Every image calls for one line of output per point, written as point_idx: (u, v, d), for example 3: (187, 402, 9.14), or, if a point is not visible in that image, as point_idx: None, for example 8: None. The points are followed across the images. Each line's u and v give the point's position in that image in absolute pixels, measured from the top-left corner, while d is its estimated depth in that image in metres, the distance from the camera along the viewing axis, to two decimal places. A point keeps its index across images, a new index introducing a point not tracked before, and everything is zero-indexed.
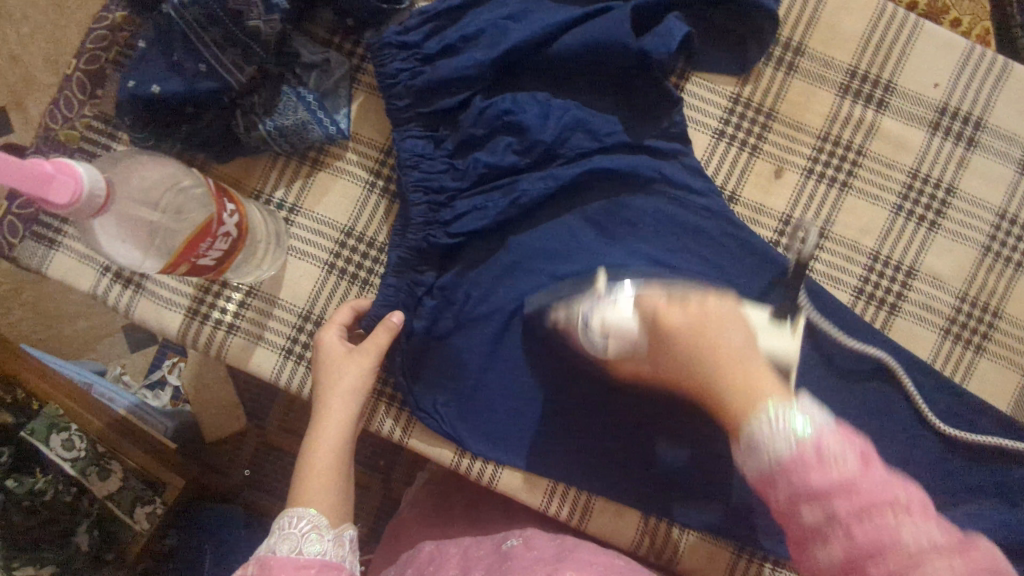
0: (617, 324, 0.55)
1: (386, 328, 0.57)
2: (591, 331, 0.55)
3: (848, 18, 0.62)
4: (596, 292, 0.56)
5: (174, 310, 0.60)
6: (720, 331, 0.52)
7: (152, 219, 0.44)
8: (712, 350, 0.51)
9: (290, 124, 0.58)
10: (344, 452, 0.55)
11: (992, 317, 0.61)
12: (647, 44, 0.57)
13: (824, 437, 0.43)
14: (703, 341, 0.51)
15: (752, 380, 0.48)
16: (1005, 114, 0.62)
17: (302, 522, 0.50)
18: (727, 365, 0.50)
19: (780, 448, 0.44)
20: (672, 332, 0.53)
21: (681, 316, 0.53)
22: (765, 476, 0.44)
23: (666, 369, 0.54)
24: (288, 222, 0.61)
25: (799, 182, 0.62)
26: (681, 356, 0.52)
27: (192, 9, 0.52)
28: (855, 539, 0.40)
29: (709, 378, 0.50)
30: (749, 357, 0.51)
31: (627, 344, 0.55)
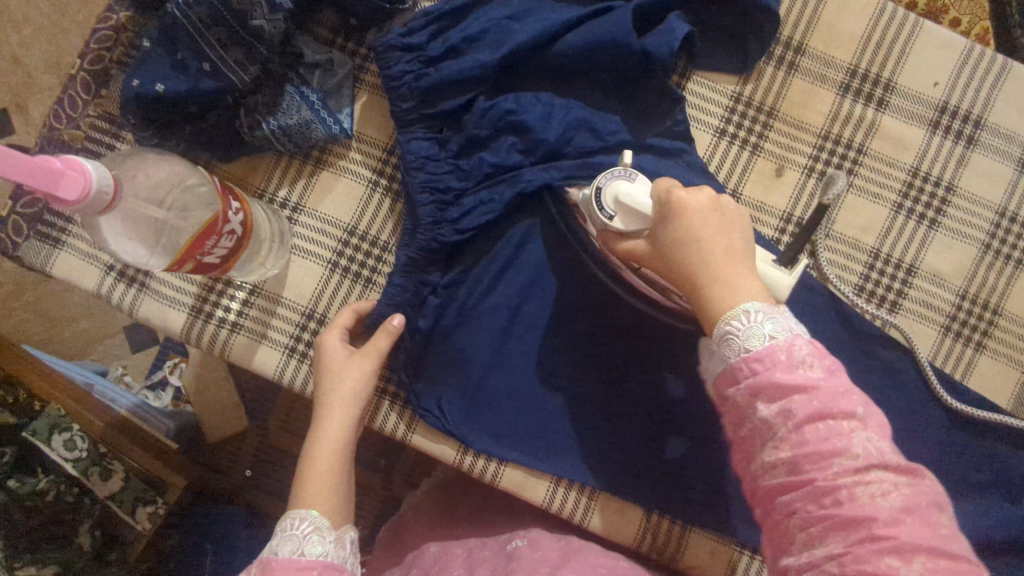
0: (632, 200, 0.49)
1: (386, 332, 0.57)
2: (603, 200, 0.50)
3: (848, 17, 0.63)
4: (622, 169, 0.51)
5: (177, 308, 0.60)
6: (726, 224, 0.46)
7: (160, 217, 0.45)
8: (709, 244, 0.45)
9: (293, 123, 0.58)
10: (345, 455, 0.55)
11: (992, 314, 0.62)
12: (649, 44, 0.58)
13: (797, 342, 0.41)
14: (706, 232, 0.45)
15: (736, 274, 0.44)
16: (1004, 113, 0.62)
17: (304, 524, 0.50)
18: (721, 262, 0.44)
19: (752, 344, 0.41)
20: (675, 216, 0.46)
21: (691, 195, 0.46)
22: (730, 371, 0.41)
23: (657, 251, 0.48)
24: (291, 221, 0.61)
25: (800, 180, 0.62)
26: (684, 249, 0.45)
27: (197, 9, 0.52)
28: (809, 446, 0.38)
29: (703, 273, 0.44)
30: (745, 255, 0.45)
31: (637, 221, 0.49)
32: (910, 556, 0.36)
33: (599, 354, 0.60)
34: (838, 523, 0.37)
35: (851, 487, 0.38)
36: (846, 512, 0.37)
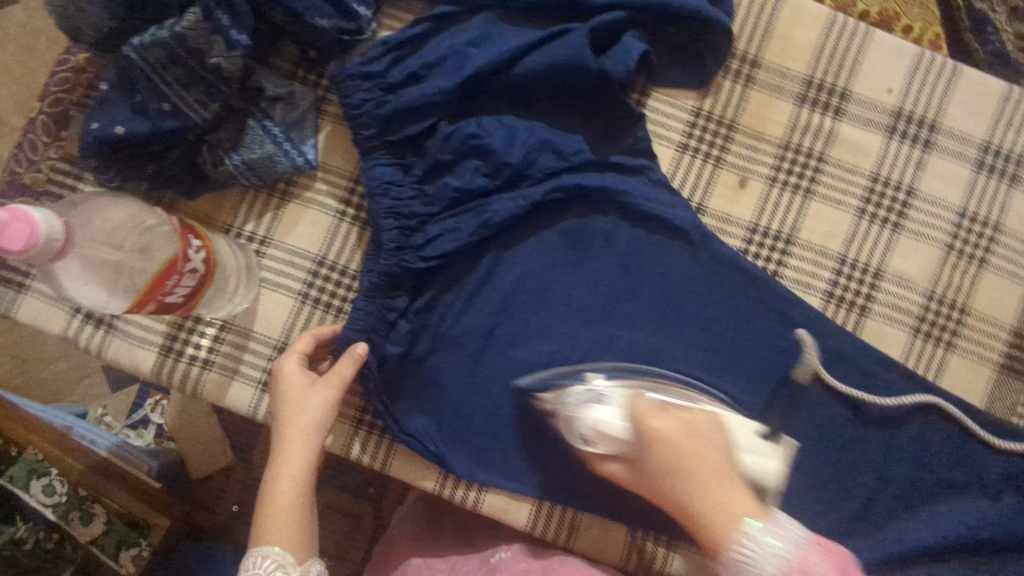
0: (605, 426, 0.53)
1: (349, 359, 0.56)
2: (580, 426, 0.54)
3: (802, 30, 0.64)
4: (590, 388, 0.56)
5: (147, 348, 0.60)
6: (706, 440, 0.50)
7: (118, 260, 0.44)
8: (695, 466, 0.48)
9: (257, 157, 0.58)
10: (306, 486, 0.54)
11: (960, 313, 0.62)
12: (606, 64, 0.59)
13: (808, 552, 0.44)
14: (687, 453, 0.48)
15: (726, 494, 0.46)
16: (957, 116, 0.64)
17: (267, 562, 0.51)
18: (711, 487, 0.47)
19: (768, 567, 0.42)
20: (660, 447, 0.49)
21: (667, 422, 0.50)
22: None
23: (641, 478, 0.51)
24: (259, 254, 0.61)
25: (764, 190, 0.63)
26: (669, 471, 0.48)
27: (153, 51, 0.52)
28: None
29: (699, 498, 0.46)
30: (730, 476, 0.48)
31: (614, 445, 0.53)
32: None
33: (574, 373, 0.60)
34: None
35: None
36: None
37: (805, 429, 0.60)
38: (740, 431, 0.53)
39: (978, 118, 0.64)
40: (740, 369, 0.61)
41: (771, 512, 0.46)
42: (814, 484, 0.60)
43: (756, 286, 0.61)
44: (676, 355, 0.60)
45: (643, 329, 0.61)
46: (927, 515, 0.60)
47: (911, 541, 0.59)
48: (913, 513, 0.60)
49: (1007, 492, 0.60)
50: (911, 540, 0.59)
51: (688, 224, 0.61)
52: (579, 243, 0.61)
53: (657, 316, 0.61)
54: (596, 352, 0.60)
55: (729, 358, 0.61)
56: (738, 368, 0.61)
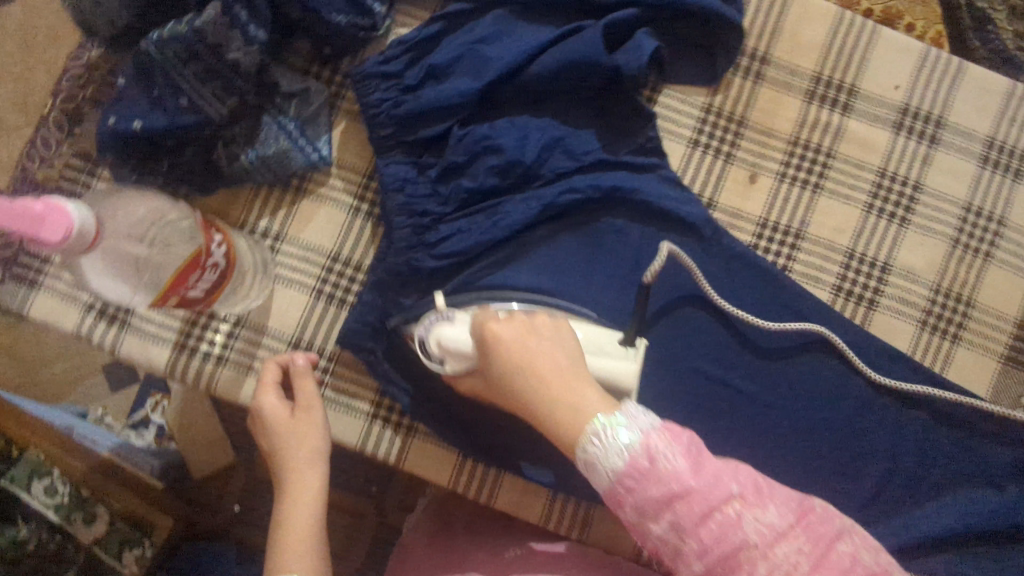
0: (451, 343, 0.52)
1: (301, 374, 0.58)
2: (429, 348, 0.54)
3: (810, 28, 0.65)
4: (438, 310, 0.55)
5: (161, 345, 0.60)
6: (541, 340, 0.49)
7: (146, 256, 0.44)
8: (534, 363, 0.47)
9: (272, 153, 0.58)
10: (314, 517, 0.54)
11: (965, 306, 0.63)
12: (619, 60, 0.59)
13: (652, 437, 0.42)
14: (529, 356, 0.48)
15: (571, 390, 0.46)
16: (962, 112, 0.65)
17: None
18: (552, 381, 0.46)
19: (613, 463, 0.42)
20: (499, 350, 0.48)
21: (505, 325, 0.50)
22: (609, 493, 0.42)
23: (491, 385, 0.51)
24: (273, 250, 0.61)
25: (773, 185, 0.64)
26: (520, 374, 0.47)
27: (172, 45, 0.51)
28: (707, 550, 0.40)
29: (556, 407, 0.45)
30: (572, 367, 0.48)
31: (462, 361, 0.53)
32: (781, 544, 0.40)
33: None
34: (727, 555, 0.40)
35: (740, 520, 0.40)
36: (736, 543, 0.40)
37: (814, 423, 0.61)
38: (592, 335, 0.56)
39: (982, 114, 0.65)
40: (749, 364, 0.61)
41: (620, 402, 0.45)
42: (821, 477, 0.61)
43: (768, 280, 0.62)
44: (685, 350, 0.62)
45: (652, 321, 0.61)
46: (934, 505, 0.61)
47: (922, 531, 0.60)
48: (922, 503, 0.61)
49: (1013, 482, 0.61)
50: (922, 529, 0.60)
51: (700, 220, 0.61)
52: (590, 238, 0.61)
53: (670, 311, 0.61)
54: None
55: (740, 351, 0.62)
56: (746, 360, 0.62)
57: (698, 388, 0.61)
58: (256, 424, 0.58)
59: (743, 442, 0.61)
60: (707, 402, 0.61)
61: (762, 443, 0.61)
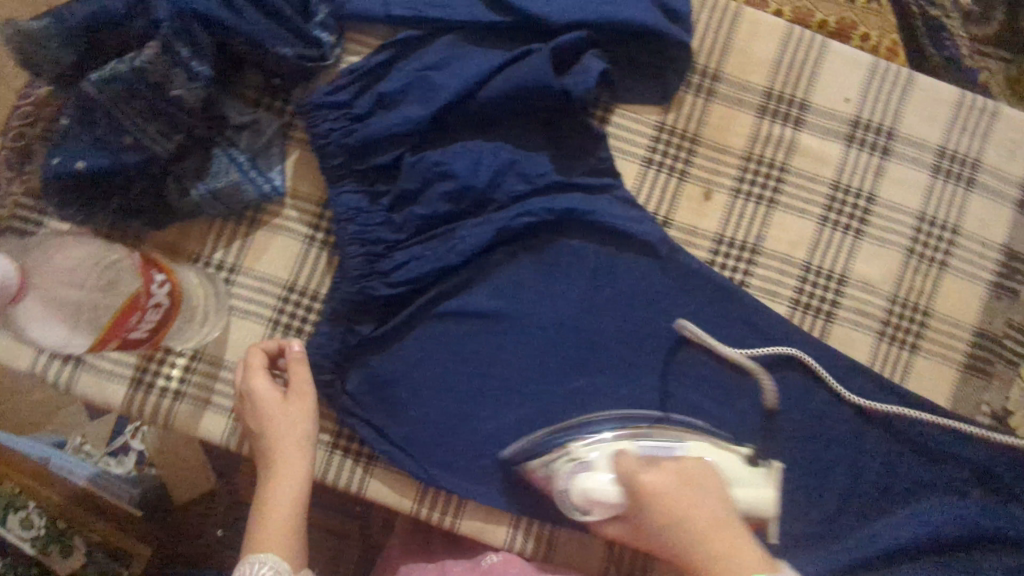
0: (596, 492, 0.53)
1: (296, 362, 0.57)
2: (574, 498, 0.55)
3: (760, 44, 0.65)
4: (574, 457, 0.56)
5: (117, 381, 0.59)
6: (695, 491, 0.49)
7: (80, 299, 0.44)
8: (691, 517, 0.47)
9: (223, 186, 0.58)
10: (297, 501, 0.54)
11: (922, 316, 0.64)
12: (568, 82, 0.59)
13: None
14: (684, 509, 0.48)
15: (733, 546, 0.45)
16: (913, 123, 0.65)
17: (264, 569, 0.49)
18: (707, 534, 0.46)
19: None
20: (654, 502, 0.49)
21: (657, 475, 0.50)
22: None
23: (645, 536, 0.51)
24: (228, 282, 0.61)
25: (728, 202, 0.64)
26: (668, 526, 0.48)
27: (114, 84, 0.52)
28: None
29: (711, 556, 0.45)
30: (727, 520, 0.48)
31: (608, 509, 0.53)
32: None
33: (547, 392, 0.61)
34: None
35: None
36: None
37: (775, 437, 0.61)
38: (723, 462, 0.55)
39: (932, 124, 0.65)
40: (710, 381, 0.61)
41: (780, 568, 0.44)
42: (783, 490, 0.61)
43: (725, 296, 0.62)
44: (645, 368, 0.61)
45: (611, 342, 0.61)
46: (898, 516, 0.61)
47: (884, 541, 0.60)
48: (886, 514, 0.61)
49: (975, 489, 0.61)
50: (884, 540, 0.60)
51: (655, 238, 0.62)
52: (547, 260, 0.61)
53: (629, 331, 0.61)
54: (565, 364, 0.61)
55: (701, 368, 0.62)
56: (707, 378, 0.61)
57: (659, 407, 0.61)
58: (241, 403, 0.57)
59: None
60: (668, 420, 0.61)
61: None
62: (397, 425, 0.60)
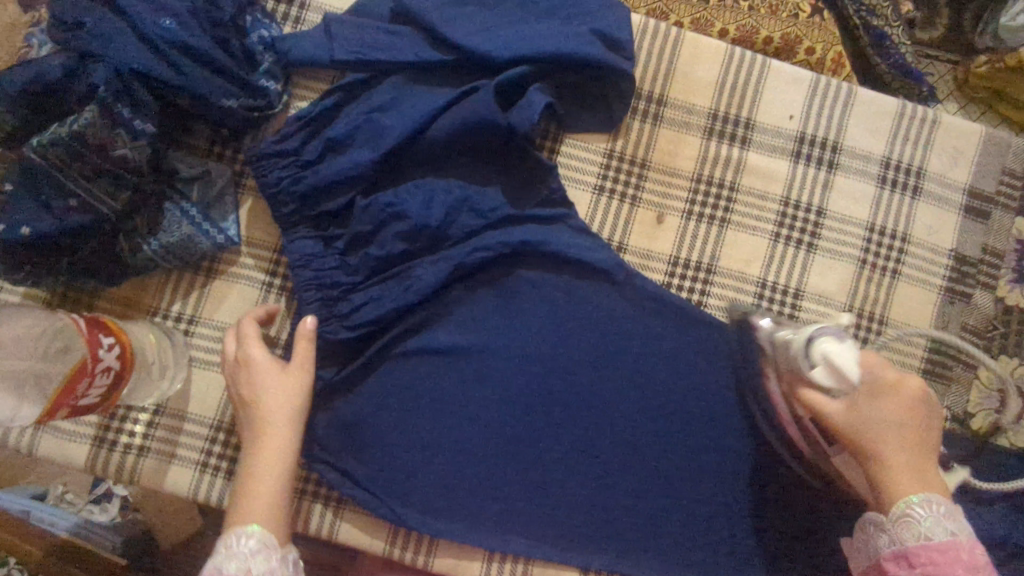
0: (844, 364, 0.52)
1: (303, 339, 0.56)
2: (816, 360, 0.53)
3: (703, 68, 0.67)
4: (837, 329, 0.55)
5: (80, 441, 0.59)
6: (930, 417, 0.54)
7: (29, 365, 0.45)
8: (900, 431, 0.52)
9: (175, 240, 0.58)
10: (286, 476, 0.53)
11: (878, 324, 0.65)
12: (513, 118, 0.60)
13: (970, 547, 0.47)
14: (908, 422, 0.53)
15: (928, 472, 0.51)
16: (857, 135, 0.67)
17: (249, 540, 0.49)
18: (918, 451, 0.52)
19: (934, 534, 0.48)
20: (889, 397, 0.53)
21: (900, 379, 0.54)
22: (903, 549, 0.49)
23: (857, 421, 0.53)
24: (187, 334, 0.61)
25: (681, 224, 0.65)
26: (905, 430, 0.52)
27: (53, 149, 0.52)
28: None
29: (905, 467, 0.51)
30: (923, 449, 0.52)
31: (841, 381, 0.53)
32: None
33: (511, 424, 0.61)
34: None
35: None
36: None
37: (741, 454, 0.62)
38: None
39: (877, 135, 0.67)
40: (674, 403, 0.62)
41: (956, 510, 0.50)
42: (752, 507, 0.62)
43: (684, 318, 0.62)
44: (608, 395, 0.62)
45: (574, 369, 0.62)
46: None
47: None
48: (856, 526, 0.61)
49: None
50: None
51: (610, 264, 0.62)
52: (504, 293, 0.62)
53: (590, 358, 0.62)
54: (529, 396, 0.61)
55: (664, 390, 0.62)
56: (671, 400, 0.62)
57: (623, 433, 0.62)
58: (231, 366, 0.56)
59: (673, 481, 0.62)
60: (634, 444, 0.62)
61: (692, 480, 0.62)
62: (364, 468, 0.60)
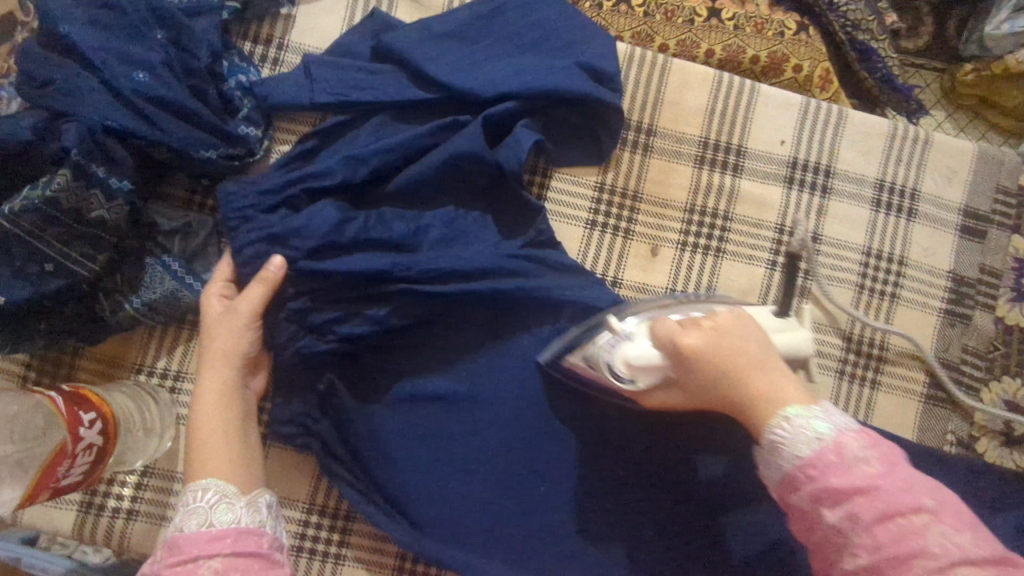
0: (642, 359, 0.45)
1: (262, 281, 0.54)
2: (619, 373, 0.47)
3: (691, 95, 0.66)
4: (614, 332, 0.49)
5: (66, 507, 0.57)
6: (739, 339, 0.43)
7: (11, 452, 0.44)
8: (733, 365, 0.42)
9: (158, 297, 0.56)
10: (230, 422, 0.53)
11: (878, 351, 0.64)
12: (500, 156, 0.59)
13: (845, 435, 0.37)
14: (729, 360, 0.42)
15: (778, 387, 0.40)
16: (849, 158, 0.66)
17: (208, 494, 0.48)
18: (750, 374, 0.41)
19: (801, 450, 0.37)
20: (700, 363, 0.42)
21: (700, 334, 0.43)
22: (787, 480, 0.38)
23: (694, 391, 0.44)
24: (173, 391, 0.59)
25: (675, 255, 0.64)
26: (729, 379, 0.41)
27: (26, 216, 0.50)
28: (881, 548, 0.34)
29: (754, 401, 0.40)
30: (767, 371, 0.41)
31: (657, 374, 0.46)
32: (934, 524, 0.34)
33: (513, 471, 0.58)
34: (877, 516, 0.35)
35: (899, 513, 0.35)
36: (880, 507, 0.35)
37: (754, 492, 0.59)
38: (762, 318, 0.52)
39: (868, 157, 0.66)
40: None
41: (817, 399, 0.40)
42: None
43: None
44: None
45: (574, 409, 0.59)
46: None
47: None
48: None
49: None
50: None
51: (607, 303, 0.58)
52: (500, 334, 0.60)
53: None
54: (531, 443, 0.58)
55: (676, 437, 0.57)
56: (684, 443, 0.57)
57: (631, 478, 0.57)
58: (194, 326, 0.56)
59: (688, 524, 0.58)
60: None
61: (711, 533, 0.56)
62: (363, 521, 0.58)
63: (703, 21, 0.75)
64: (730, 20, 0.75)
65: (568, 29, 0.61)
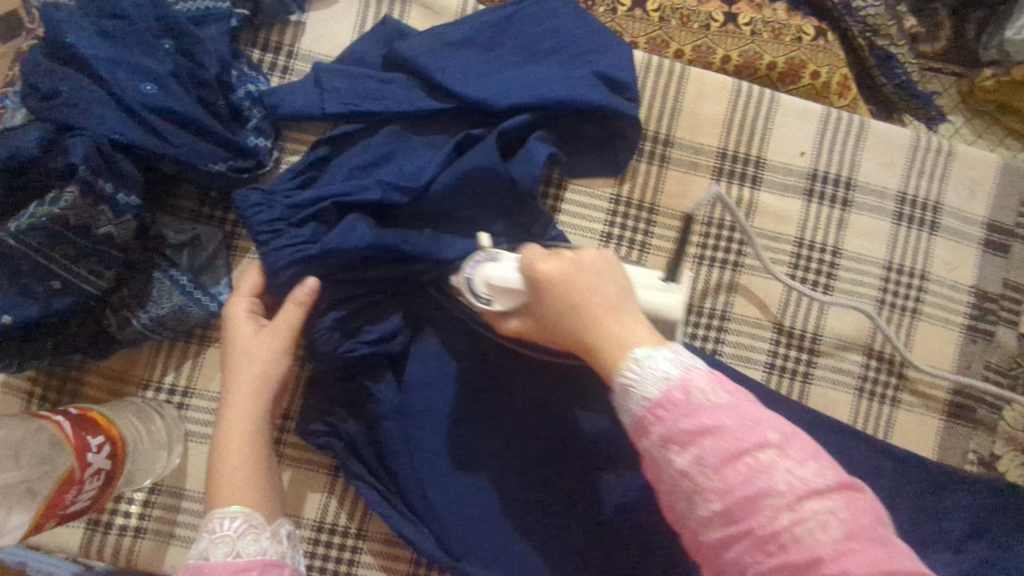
0: (499, 282, 0.48)
1: (296, 303, 0.53)
2: (478, 291, 0.50)
3: (708, 105, 0.64)
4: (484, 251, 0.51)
5: (73, 525, 0.56)
6: (593, 278, 0.44)
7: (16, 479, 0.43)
8: (586, 300, 0.43)
9: (165, 312, 0.55)
10: (257, 442, 0.51)
11: (899, 368, 0.63)
12: (514, 169, 0.57)
13: (691, 374, 0.38)
14: (582, 295, 0.43)
15: (626, 327, 0.41)
16: (869, 170, 0.64)
17: (235, 522, 0.47)
18: (606, 316, 0.42)
19: (650, 391, 0.38)
20: (551, 291, 0.44)
21: (556, 263, 0.45)
22: (638, 422, 0.38)
23: (543, 322, 0.46)
24: (181, 407, 0.58)
25: (692, 269, 0.63)
26: (580, 314, 0.43)
27: (32, 233, 0.49)
28: (731, 490, 0.35)
29: (607, 342, 0.41)
30: (616, 310, 0.42)
31: (512, 298, 0.48)
32: (786, 462, 0.36)
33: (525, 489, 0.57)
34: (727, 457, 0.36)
35: (753, 453, 0.36)
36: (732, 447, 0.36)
37: None
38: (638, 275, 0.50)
39: (889, 169, 0.64)
40: None
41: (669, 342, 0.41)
42: None
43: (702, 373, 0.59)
44: (607, 441, 0.56)
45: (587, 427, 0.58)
46: None
47: None
48: None
49: None
50: None
51: None
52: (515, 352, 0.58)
53: None
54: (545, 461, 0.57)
55: None
56: None
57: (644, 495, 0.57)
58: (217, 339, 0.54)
59: None
60: None
61: None
62: None
63: (720, 26, 0.73)
64: (747, 25, 0.73)
65: (585, 37, 0.60)
